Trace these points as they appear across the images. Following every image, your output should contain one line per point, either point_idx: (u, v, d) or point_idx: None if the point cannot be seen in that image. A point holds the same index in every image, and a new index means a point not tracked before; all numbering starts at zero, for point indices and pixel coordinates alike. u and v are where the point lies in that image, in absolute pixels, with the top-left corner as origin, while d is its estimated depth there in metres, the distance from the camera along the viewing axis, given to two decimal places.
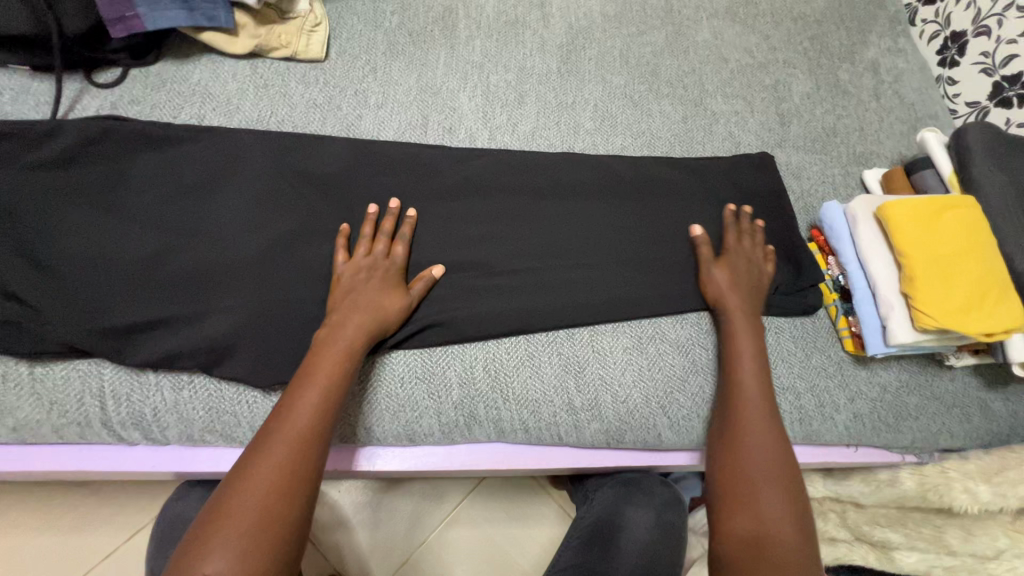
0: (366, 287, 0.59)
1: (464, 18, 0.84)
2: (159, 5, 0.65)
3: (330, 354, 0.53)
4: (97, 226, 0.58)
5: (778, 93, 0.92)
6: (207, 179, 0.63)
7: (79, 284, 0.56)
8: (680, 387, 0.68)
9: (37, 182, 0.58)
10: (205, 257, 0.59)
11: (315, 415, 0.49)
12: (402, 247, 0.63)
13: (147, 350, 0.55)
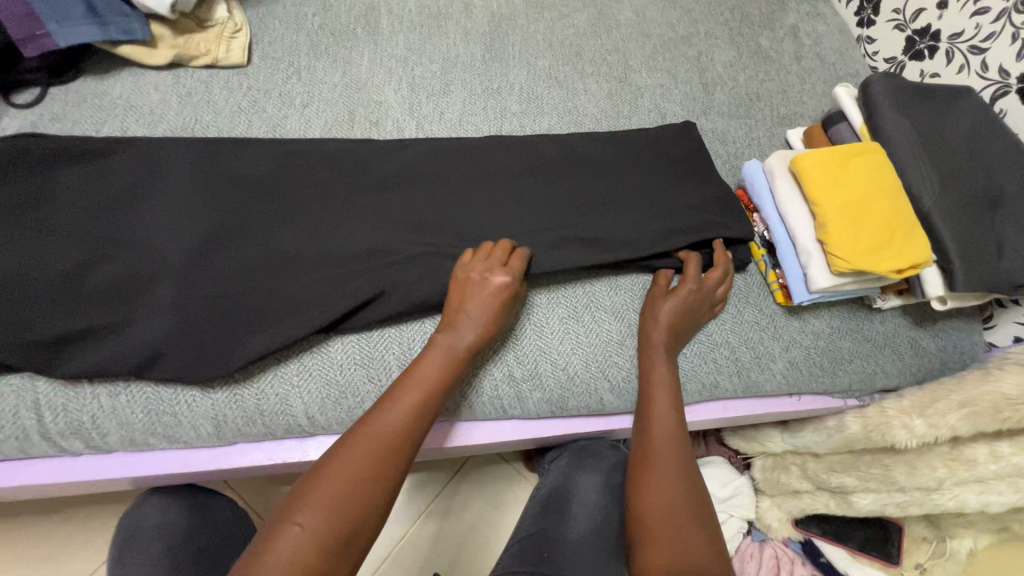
0: (474, 300, 0.61)
1: (386, 15, 0.86)
2: (69, 21, 0.65)
3: (448, 360, 0.57)
4: (19, 243, 0.58)
5: (702, 64, 0.94)
6: (129, 189, 0.63)
7: (2, 300, 0.56)
8: (617, 351, 0.70)
9: None
10: (133, 263, 0.60)
11: (408, 419, 0.52)
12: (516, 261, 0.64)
13: (77, 360, 0.56)
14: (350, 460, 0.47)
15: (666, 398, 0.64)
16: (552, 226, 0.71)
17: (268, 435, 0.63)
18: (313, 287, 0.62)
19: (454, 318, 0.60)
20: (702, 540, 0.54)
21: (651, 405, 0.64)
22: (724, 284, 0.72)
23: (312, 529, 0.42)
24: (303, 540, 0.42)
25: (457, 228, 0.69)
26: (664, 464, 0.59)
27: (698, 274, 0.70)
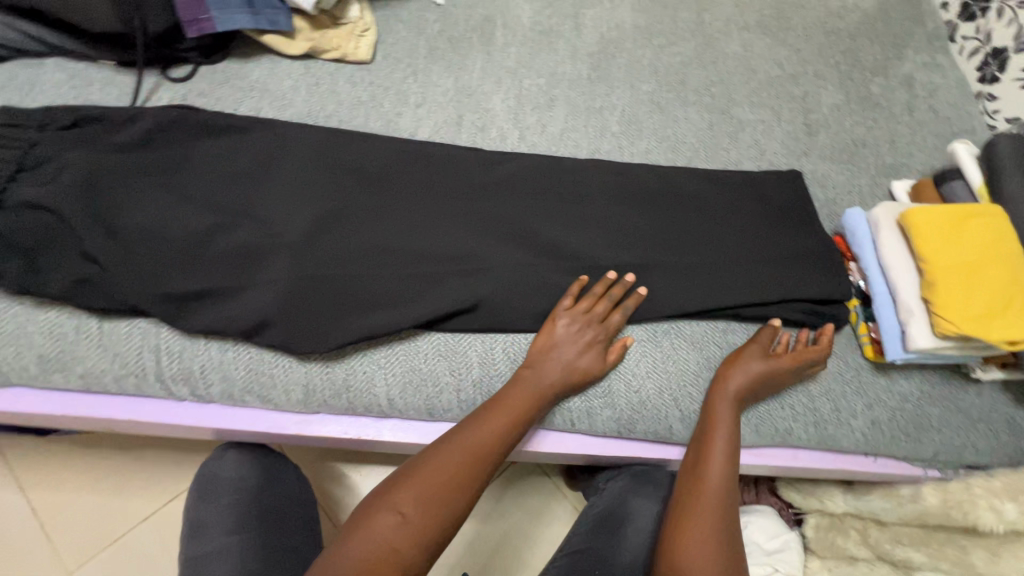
0: (571, 345, 0.64)
1: (501, 28, 0.90)
2: (229, 9, 0.72)
3: (531, 390, 0.62)
4: (160, 199, 0.64)
5: (807, 104, 0.93)
6: (258, 165, 0.68)
7: (140, 251, 0.61)
8: (693, 381, 0.69)
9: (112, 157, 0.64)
10: (254, 232, 0.64)
11: (489, 444, 0.58)
12: (619, 315, 0.67)
13: (198, 315, 0.61)
14: (434, 471, 0.55)
15: (726, 441, 0.63)
16: (640, 250, 0.72)
17: (349, 411, 0.67)
18: (410, 280, 0.65)
19: (542, 358, 0.64)
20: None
21: (708, 445, 0.63)
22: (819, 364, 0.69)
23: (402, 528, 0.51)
24: (393, 534, 0.51)
25: (549, 239, 0.71)
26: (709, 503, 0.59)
27: (792, 352, 0.68)
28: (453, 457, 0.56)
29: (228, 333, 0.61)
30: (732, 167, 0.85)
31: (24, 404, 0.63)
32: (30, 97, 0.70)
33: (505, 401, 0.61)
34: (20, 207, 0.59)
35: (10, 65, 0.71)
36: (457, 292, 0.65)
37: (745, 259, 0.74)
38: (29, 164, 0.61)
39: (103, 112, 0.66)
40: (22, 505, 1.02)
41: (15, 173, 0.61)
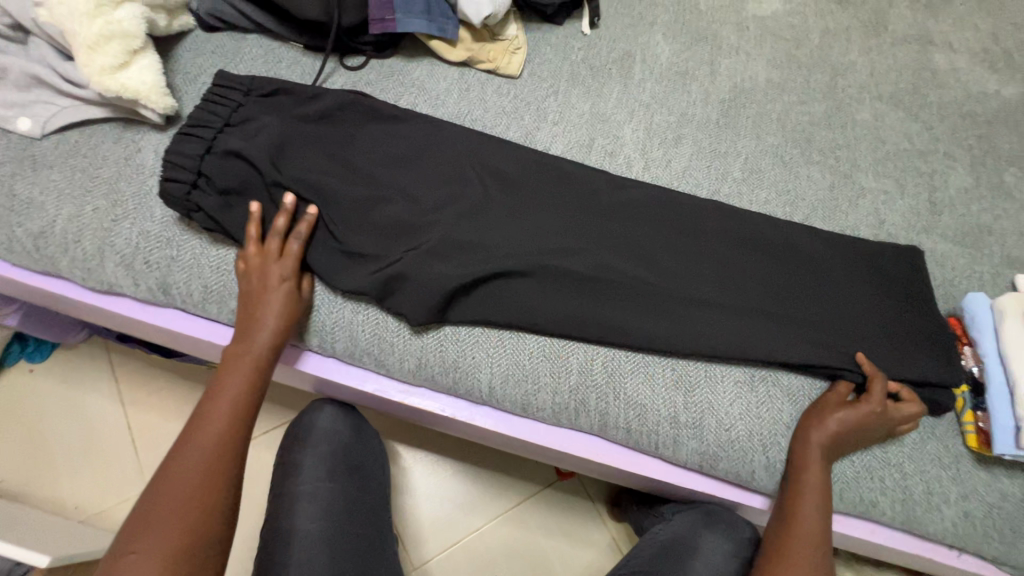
0: (265, 287, 0.65)
1: (640, 63, 0.95)
2: (410, 14, 0.80)
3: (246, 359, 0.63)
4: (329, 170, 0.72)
5: (934, 182, 0.92)
6: (411, 158, 0.76)
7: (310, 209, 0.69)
8: (784, 432, 0.70)
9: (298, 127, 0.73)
10: (402, 212, 0.71)
11: (218, 429, 0.59)
12: (294, 246, 0.67)
13: (342, 276, 0.68)
14: (196, 458, 0.57)
15: (815, 504, 0.64)
16: (746, 296, 0.74)
17: (450, 390, 0.71)
18: (529, 284, 0.70)
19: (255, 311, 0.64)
20: None
21: (798, 508, 0.64)
22: (908, 418, 0.68)
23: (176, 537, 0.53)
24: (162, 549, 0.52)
25: (662, 268, 0.74)
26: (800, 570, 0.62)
27: (883, 393, 0.67)
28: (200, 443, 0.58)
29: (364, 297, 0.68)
30: (848, 231, 0.85)
31: (178, 325, 0.71)
32: (232, 65, 0.81)
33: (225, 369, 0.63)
34: (223, 154, 0.68)
35: (221, 36, 0.83)
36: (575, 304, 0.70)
37: (854, 324, 0.74)
38: (234, 120, 0.71)
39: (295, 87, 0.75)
40: (122, 419, 1.13)
41: (225, 128, 0.70)
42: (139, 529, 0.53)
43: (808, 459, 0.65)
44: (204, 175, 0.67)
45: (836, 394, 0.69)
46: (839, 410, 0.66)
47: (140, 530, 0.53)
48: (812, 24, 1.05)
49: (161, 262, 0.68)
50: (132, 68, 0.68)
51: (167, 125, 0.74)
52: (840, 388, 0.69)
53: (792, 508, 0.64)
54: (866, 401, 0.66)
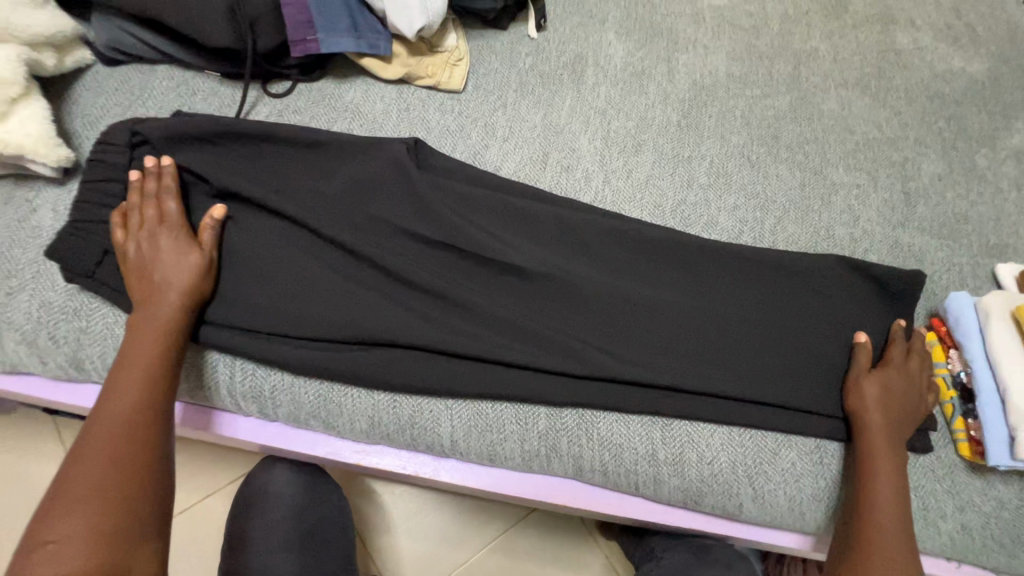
0: (155, 252, 0.59)
1: (592, 66, 0.89)
2: (335, 32, 0.73)
3: (153, 325, 0.56)
4: (263, 221, 0.65)
5: (906, 172, 0.88)
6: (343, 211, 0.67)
7: (284, 232, 0.66)
8: (771, 460, 0.65)
9: (226, 163, 0.66)
10: (372, 237, 0.67)
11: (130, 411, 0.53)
12: (174, 205, 0.61)
13: (317, 286, 0.64)
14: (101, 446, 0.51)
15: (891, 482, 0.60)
16: (719, 340, 0.69)
17: (409, 446, 0.66)
18: (480, 344, 0.64)
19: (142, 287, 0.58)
20: None
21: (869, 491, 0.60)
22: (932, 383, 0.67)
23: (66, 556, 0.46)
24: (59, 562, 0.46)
25: (623, 320, 0.68)
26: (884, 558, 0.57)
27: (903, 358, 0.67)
28: (100, 449, 0.51)
29: (303, 371, 0.62)
30: (823, 231, 0.81)
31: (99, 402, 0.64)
32: (139, 102, 0.72)
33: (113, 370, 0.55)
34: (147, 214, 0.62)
35: (125, 69, 0.74)
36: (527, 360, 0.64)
37: (834, 351, 0.69)
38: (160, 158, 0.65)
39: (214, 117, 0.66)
40: None
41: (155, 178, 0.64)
42: (63, 486, 0.50)
43: (880, 451, 0.62)
44: None
45: (860, 365, 0.67)
46: (867, 379, 0.65)
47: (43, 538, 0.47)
48: (770, 10, 1.00)
49: (70, 335, 0.60)
50: (11, 119, 0.59)
51: (66, 178, 0.66)
52: (861, 356, 0.67)
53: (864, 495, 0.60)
54: (891, 364, 0.66)
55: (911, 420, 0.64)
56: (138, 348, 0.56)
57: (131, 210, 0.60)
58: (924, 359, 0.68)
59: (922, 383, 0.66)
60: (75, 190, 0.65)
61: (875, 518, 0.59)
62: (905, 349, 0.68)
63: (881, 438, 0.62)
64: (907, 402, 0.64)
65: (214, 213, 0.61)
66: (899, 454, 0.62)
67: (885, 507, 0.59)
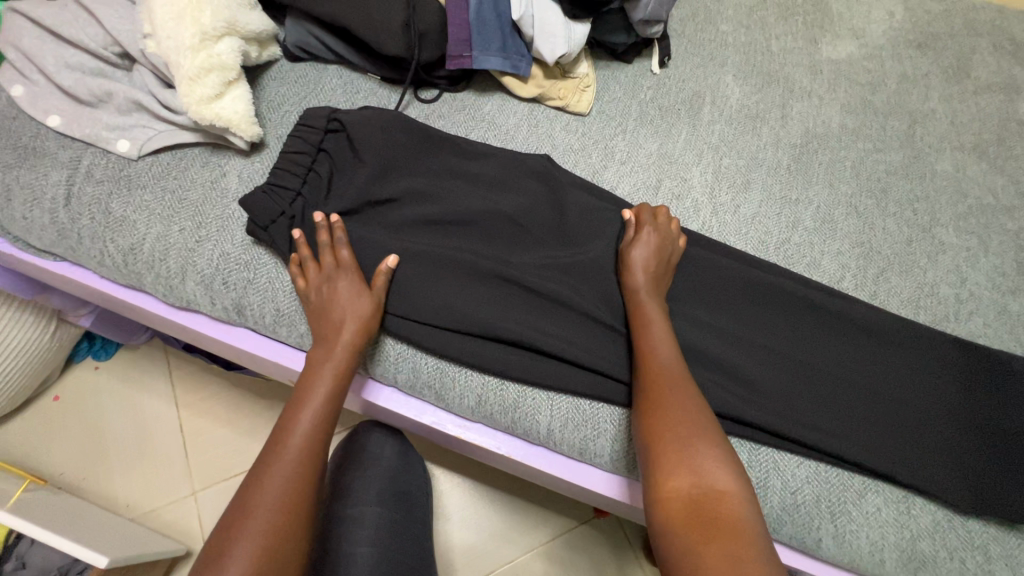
0: (331, 298, 0.66)
1: (709, 104, 0.94)
2: (488, 52, 0.82)
3: (335, 349, 0.65)
4: (412, 211, 0.75)
5: (1021, 241, 0.87)
6: (480, 212, 0.75)
7: (428, 221, 0.74)
8: (855, 501, 0.67)
9: (383, 154, 0.76)
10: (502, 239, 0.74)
11: (307, 431, 0.60)
12: (346, 253, 0.69)
13: (451, 272, 0.72)
14: (289, 449, 0.58)
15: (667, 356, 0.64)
16: (808, 388, 0.71)
17: (507, 429, 0.71)
18: (584, 350, 0.69)
19: (322, 332, 0.66)
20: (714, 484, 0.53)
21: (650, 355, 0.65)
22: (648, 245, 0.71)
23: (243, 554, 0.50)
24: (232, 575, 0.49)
25: (717, 352, 0.72)
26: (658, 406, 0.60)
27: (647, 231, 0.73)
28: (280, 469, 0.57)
29: (426, 346, 0.69)
30: (928, 288, 0.81)
31: (248, 345, 0.73)
32: (313, 94, 0.84)
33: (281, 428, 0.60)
34: (318, 191, 0.73)
35: (304, 65, 0.86)
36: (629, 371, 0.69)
37: (927, 413, 0.70)
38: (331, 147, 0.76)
39: (387, 121, 0.77)
40: (176, 423, 1.20)
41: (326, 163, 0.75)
42: (251, 488, 0.56)
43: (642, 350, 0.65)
44: (308, 193, 0.73)
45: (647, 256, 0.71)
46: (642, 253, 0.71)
47: (230, 536, 0.52)
48: (890, 69, 1.02)
49: (238, 284, 0.71)
50: (225, 98, 0.71)
51: (251, 152, 0.77)
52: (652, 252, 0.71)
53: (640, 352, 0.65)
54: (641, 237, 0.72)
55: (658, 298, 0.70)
56: (314, 392, 0.62)
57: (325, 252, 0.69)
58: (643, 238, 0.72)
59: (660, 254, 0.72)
60: (257, 163, 0.77)
61: (667, 446, 0.57)
62: (661, 271, 0.71)
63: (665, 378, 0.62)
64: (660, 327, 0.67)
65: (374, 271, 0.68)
66: (677, 386, 0.61)
67: (728, 463, 0.55)
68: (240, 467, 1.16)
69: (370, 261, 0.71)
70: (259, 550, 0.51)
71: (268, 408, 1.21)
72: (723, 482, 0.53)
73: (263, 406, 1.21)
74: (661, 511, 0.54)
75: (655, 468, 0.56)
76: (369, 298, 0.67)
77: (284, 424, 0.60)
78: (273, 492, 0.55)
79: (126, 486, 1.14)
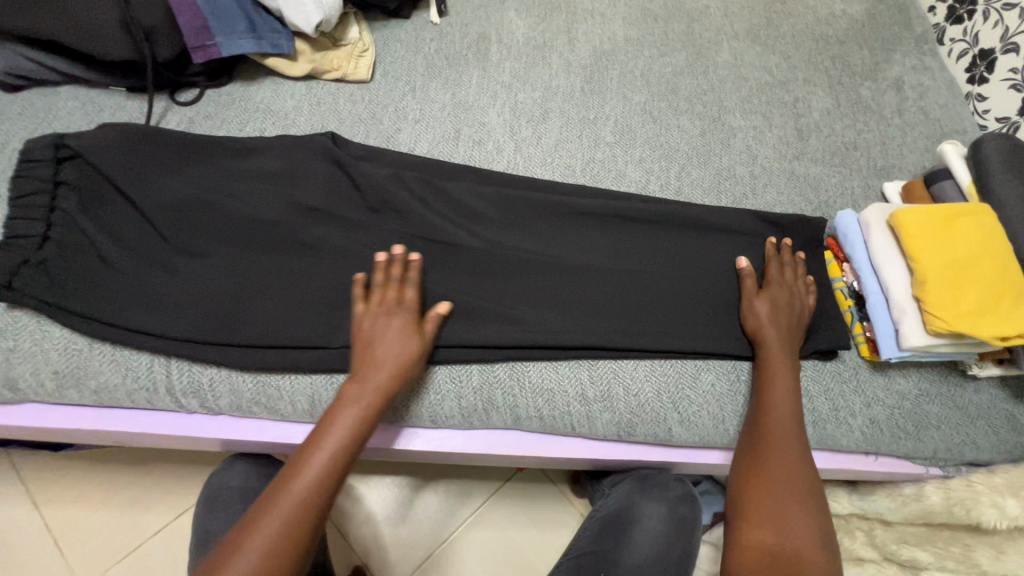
0: (386, 331, 0.62)
1: (496, 43, 0.92)
2: (234, 34, 0.75)
3: (366, 380, 0.59)
4: (188, 225, 0.68)
5: (798, 110, 0.94)
6: (265, 208, 0.70)
7: (209, 232, 0.68)
8: (691, 384, 0.71)
9: (137, 173, 0.68)
10: (298, 231, 0.70)
11: (327, 465, 0.53)
12: (411, 291, 0.64)
13: (247, 281, 0.67)
14: (306, 479, 0.52)
15: (784, 390, 0.66)
16: (636, 293, 0.73)
17: None
18: None
19: (365, 362, 0.60)
20: (806, 529, 0.56)
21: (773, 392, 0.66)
22: (811, 287, 0.74)
23: None
24: None
25: (546, 283, 0.72)
26: (779, 449, 0.62)
27: (777, 274, 0.74)
28: (285, 506, 0.50)
29: (238, 364, 0.64)
30: (725, 172, 0.86)
31: (39, 420, 0.65)
32: (44, 124, 0.73)
33: (301, 452, 0.53)
34: (68, 232, 0.65)
35: (26, 94, 0.75)
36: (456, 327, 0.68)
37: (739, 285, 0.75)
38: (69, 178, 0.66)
39: (132, 136, 0.69)
40: (38, 523, 1.07)
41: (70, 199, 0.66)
42: (248, 531, 0.49)
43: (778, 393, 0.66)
44: (54, 237, 0.64)
45: (748, 293, 0.73)
46: (755, 299, 0.72)
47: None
48: None
49: None
50: None
51: None
52: (751, 289, 0.72)
53: (763, 390, 0.67)
54: (773, 282, 0.73)
55: (798, 336, 0.71)
56: (344, 421, 0.56)
57: (388, 286, 0.64)
58: (787, 282, 0.73)
59: (801, 287, 0.74)
60: None
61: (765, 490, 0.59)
62: (788, 316, 0.71)
63: (781, 357, 0.68)
64: (792, 313, 0.71)
65: (442, 309, 0.65)
66: (788, 419, 0.64)
67: (811, 506, 0.58)
68: (127, 545, 1.06)
69: (153, 295, 0.64)
70: None
71: (143, 475, 1.10)
72: (798, 527, 0.56)
73: (137, 474, 1.10)
74: (738, 558, 0.56)
75: (742, 506, 0.59)
76: (411, 335, 0.62)
77: (297, 458, 0.54)
78: (273, 531, 0.49)
79: None
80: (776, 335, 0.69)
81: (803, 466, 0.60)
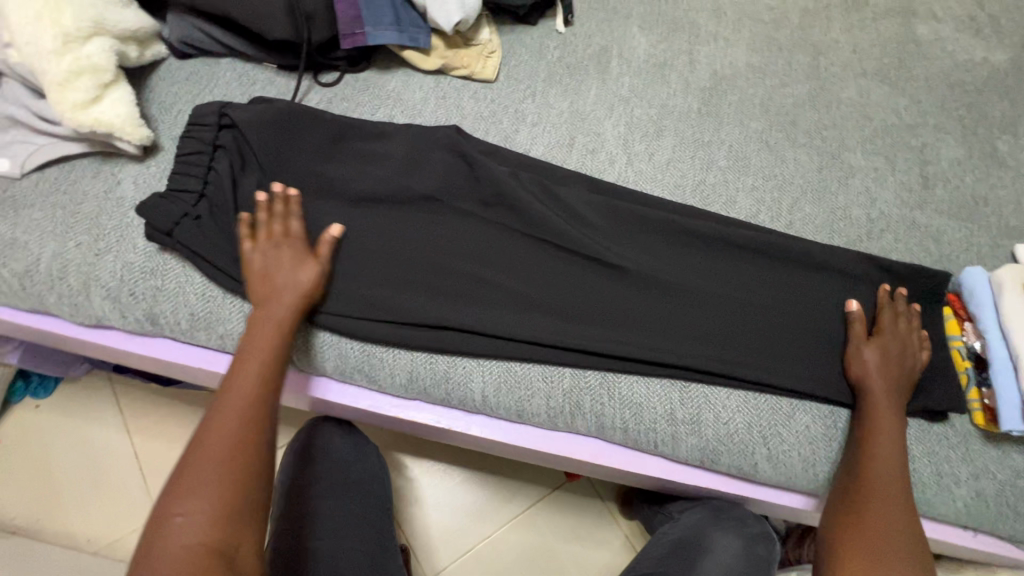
0: (277, 263, 0.65)
1: (617, 58, 0.94)
2: (381, 26, 0.80)
3: (275, 315, 0.64)
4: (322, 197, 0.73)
5: (924, 157, 0.90)
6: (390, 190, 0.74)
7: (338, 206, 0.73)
8: (784, 422, 0.69)
9: (284, 145, 0.74)
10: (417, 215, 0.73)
11: (253, 387, 0.60)
12: (295, 222, 0.68)
13: (367, 256, 0.71)
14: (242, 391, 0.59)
15: (891, 442, 0.63)
16: (737, 320, 0.72)
17: (444, 401, 0.71)
18: (507, 314, 0.70)
19: (258, 289, 0.64)
20: None
21: (877, 441, 0.63)
22: (926, 343, 0.70)
23: (193, 519, 0.51)
24: (190, 537, 0.50)
25: (646, 298, 0.73)
26: (884, 502, 0.60)
27: (891, 323, 0.71)
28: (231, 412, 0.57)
29: (350, 332, 0.68)
30: (840, 211, 0.84)
31: (168, 354, 0.71)
32: (206, 90, 0.81)
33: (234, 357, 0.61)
34: (218, 188, 0.71)
35: (192, 61, 0.83)
36: (555, 328, 0.69)
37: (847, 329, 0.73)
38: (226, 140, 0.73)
39: (283, 109, 0.75)
40: (128, 450, 1.17)
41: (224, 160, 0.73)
42: (204, 430, 0.56)
43: (885, 444, 0.63)
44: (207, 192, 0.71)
45: (856, 338, 0.70)
46: (865, 346, 0.69)
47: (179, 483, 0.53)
48: (791, 4, 1.03)
49: (146, 293, 0.68)
50: (104, 102, 0.68)
51: (145, 156, 0.74)
52: (862, 336, 0.69)
53: (867, 438, 0.64)
54: (885, 330, 0.70)
55: (907, 390, 0.67)
56: (264, 342, 0.62)
57: (274, 219, 0.67)
58: (898, 332, 0.70)
59: (915, 342, 0.70)
60: (153, 167, 0.74)
61: (868, 542, 0.58)
62: (899, 369, 0.68)
63: (887, 410, 0.65)
64: (904, 366, 0.68)
65: (334, 230, 0.68)
66: (897, 471, 0.62)
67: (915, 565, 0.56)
68: None
69: None
70: (209, 516, 0.51)
71: None
72: None
73: None
74: None
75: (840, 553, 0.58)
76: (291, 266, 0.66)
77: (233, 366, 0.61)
78: (221, 441, 0.55)
79: (84, 521, 1.11)
80: (885, 386, 0.66)
81: (905, 522, 0.59)
